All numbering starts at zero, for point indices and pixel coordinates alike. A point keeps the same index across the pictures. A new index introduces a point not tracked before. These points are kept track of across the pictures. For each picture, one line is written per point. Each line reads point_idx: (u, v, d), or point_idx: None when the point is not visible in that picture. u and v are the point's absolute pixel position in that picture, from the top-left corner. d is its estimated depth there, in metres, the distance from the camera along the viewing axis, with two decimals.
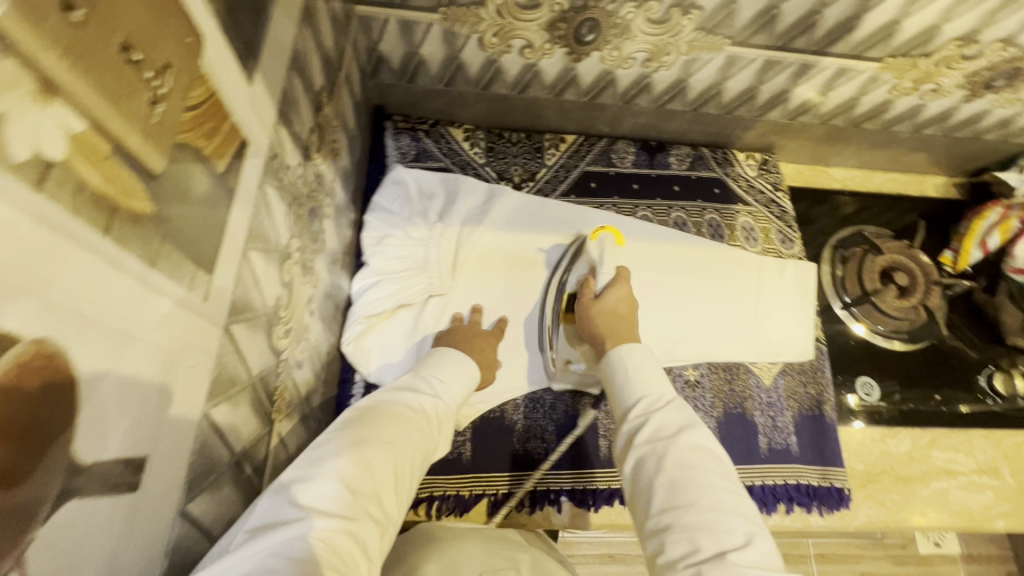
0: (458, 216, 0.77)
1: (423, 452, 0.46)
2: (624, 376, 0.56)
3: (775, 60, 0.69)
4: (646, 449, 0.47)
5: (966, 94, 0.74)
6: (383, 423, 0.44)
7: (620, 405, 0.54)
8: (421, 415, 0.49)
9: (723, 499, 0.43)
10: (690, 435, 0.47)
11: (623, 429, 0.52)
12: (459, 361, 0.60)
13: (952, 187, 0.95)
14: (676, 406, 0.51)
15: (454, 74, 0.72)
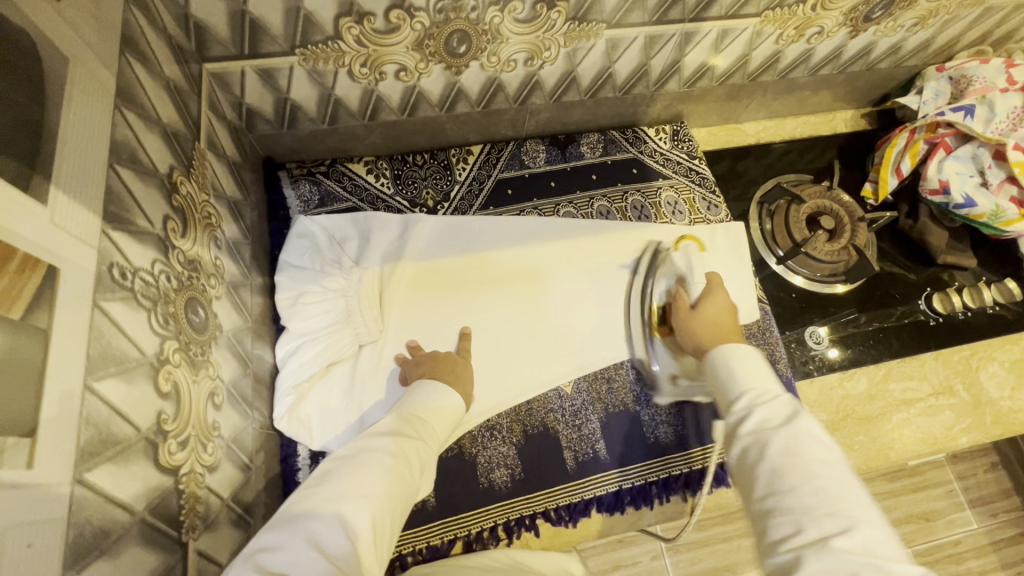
0: (375, 254, 0.74)
1: (406, 497, 0.49)
2: (729, 369, 0.58)
3: (656, 34, 0.67)
4: (750, 438, 0.50)
5: (849, 31, 0.74)
6: (360, 478, 0.47)
7: (725, 396, 0.57)
8: (405, 460, 0.51)
9: (830, 485, 0.45)
10: (796, 425, 0.49)
11: (729, 420, 0.55)
12: (442, 391, 0.61)
13: (861, 118, 0.96)
14: (779, 400, 0.53)
15: (334, 110, 0.68)
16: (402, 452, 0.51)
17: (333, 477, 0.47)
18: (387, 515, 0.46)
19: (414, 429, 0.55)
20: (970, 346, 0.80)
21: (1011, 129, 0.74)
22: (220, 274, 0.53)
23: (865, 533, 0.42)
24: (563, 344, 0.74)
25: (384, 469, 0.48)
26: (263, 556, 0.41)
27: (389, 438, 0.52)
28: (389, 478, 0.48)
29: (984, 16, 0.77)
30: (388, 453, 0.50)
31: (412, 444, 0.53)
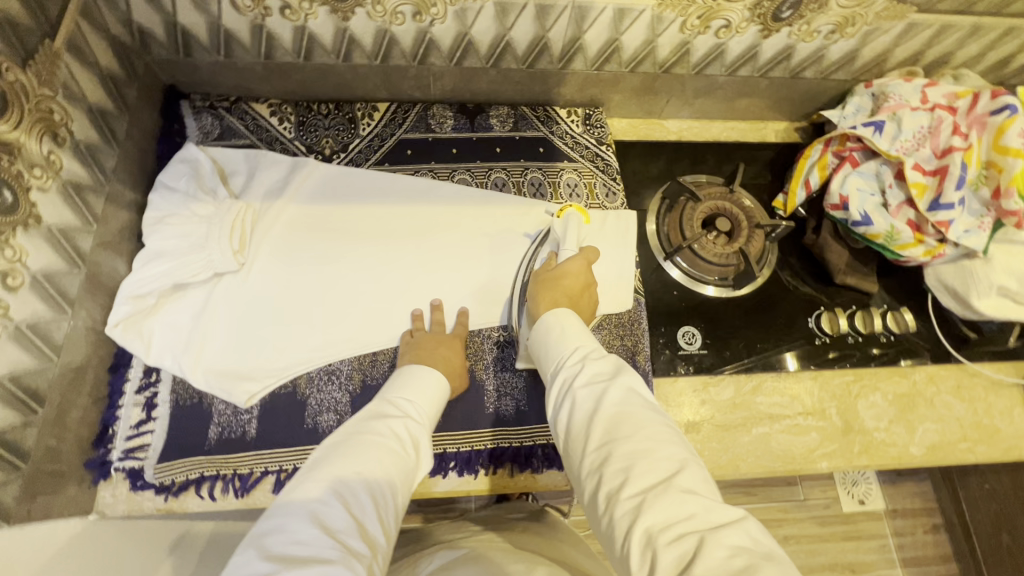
0: (258, 190, 0.75)
1: (403, 475, 0.51)
2: (559, 332, 0.59)
3: (546, 4, 0.67)
4: (584, 393, 0.52)
5: (760, 29, 0.73)
6: (349, 457, 0.49)
7: (554, 357, 0.58)
8: (397, 440, 0.53)
9: (658, 430, 0.47)
10: (626, 376, 0.52)
11: (563, 379, 0.55)
12: (426, 372, 0.63)
13: (794, 132, 0.93)
14: (606, 357, 0.55)
15: (226, 42, 0.70)
16: (393, 432, 0.53)
17: (322, 461, 0.49)
18: (383, 490, 0.48)
19: (408, 412, 0.58)
20: (855, 371, 0.77)
21: (915, 149, 0.71)
22: (51, 168, 0.55)
23: (693, 470, 0.44)
24: (425, 306, 0.74)
25: (374, 448, 0.50)
26: (269, 540, 0.41)
27: (372, 418, 0.54)
28: (380, 456, 0.50)
29: (909, 32, 0.74)
30: (384, 434, 0.53)
31: (402, 424, 0.55)
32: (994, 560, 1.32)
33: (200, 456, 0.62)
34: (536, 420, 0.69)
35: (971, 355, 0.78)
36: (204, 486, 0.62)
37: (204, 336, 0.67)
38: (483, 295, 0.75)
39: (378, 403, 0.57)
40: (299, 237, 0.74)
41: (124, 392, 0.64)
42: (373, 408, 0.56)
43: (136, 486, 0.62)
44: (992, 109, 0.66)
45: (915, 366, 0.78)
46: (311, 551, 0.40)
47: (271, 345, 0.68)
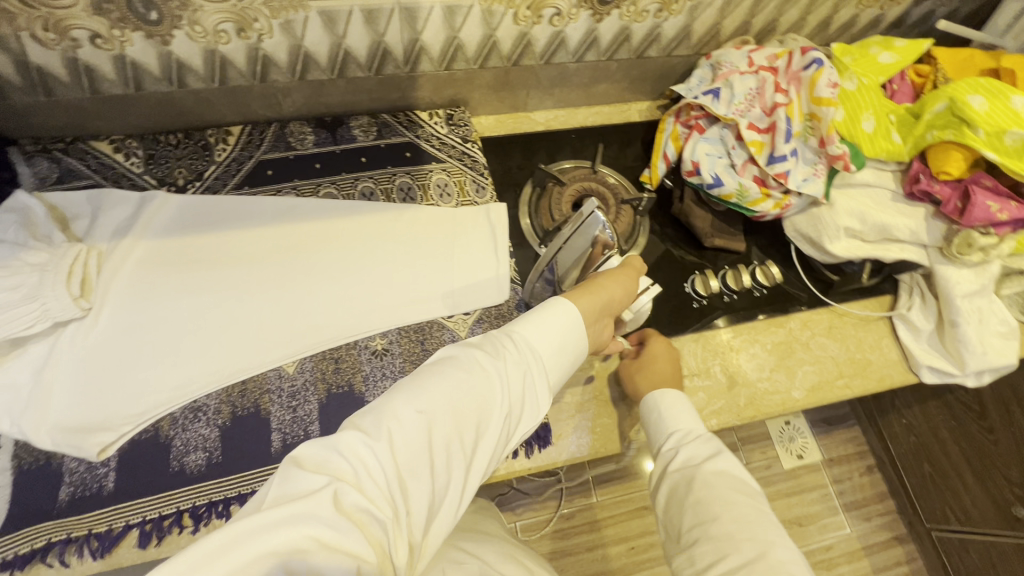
0: (103, 231, 0.71)
1: (476, 425, 0.45)
2: (658, 415, 0.65)
3: (372, 8, 0.67)
4: (678, 476, 0.58)
5: (590, 14, 0.75)
6: (424, 396, 0.44)
7: (656, 440, 0.64)
8: (477, 384, 0.46)
9: (746, 512, 0.52)
10: (717, 462, 0.57)
11: (659, 460, 0.62)
12: (558, 311, 0.55)
13: (656, 110, 0.97)
14: (703, 440, 0.60)
15: (42, 79, 0.67)
16: (476, 372, 0.47)
17: (391, 393, 0.45)
18: (453, 439, 0.43)
19: (514, 353, 0.51)
20: (734, 328, 0.79)
21: (749, 110, 0.75)
22: None
23: (775, 555, 0.48)
24: (295, 323, 0.71)
25: (446, 388, 0.45)
26: (311, 461, 0.40)
27: (455, 353, 0.49)
28: (452, 400, 0.45)
29: (730, 4, 0.79)
30: (467, 374, 0.46)
31: (487, 367, 0.48)
32: (922, 490, 1.38)
33: (48, 521, 0.57)
34: None
35: (839, 298, 0.83)
36: (55, 553, 0.56)
37: (47, 392, 0.62)
38: (358, 304, 0.73)
39: (476, 341, 0.51)
40: (160, 271, 0.71)
41: None
42: (467, 343, 0.50)
43: None
44: (804, 65, 0.72)
45: (790, 315, 0.81)
46: (347, 490, 0.38)
47: (129, 388, 0.64)
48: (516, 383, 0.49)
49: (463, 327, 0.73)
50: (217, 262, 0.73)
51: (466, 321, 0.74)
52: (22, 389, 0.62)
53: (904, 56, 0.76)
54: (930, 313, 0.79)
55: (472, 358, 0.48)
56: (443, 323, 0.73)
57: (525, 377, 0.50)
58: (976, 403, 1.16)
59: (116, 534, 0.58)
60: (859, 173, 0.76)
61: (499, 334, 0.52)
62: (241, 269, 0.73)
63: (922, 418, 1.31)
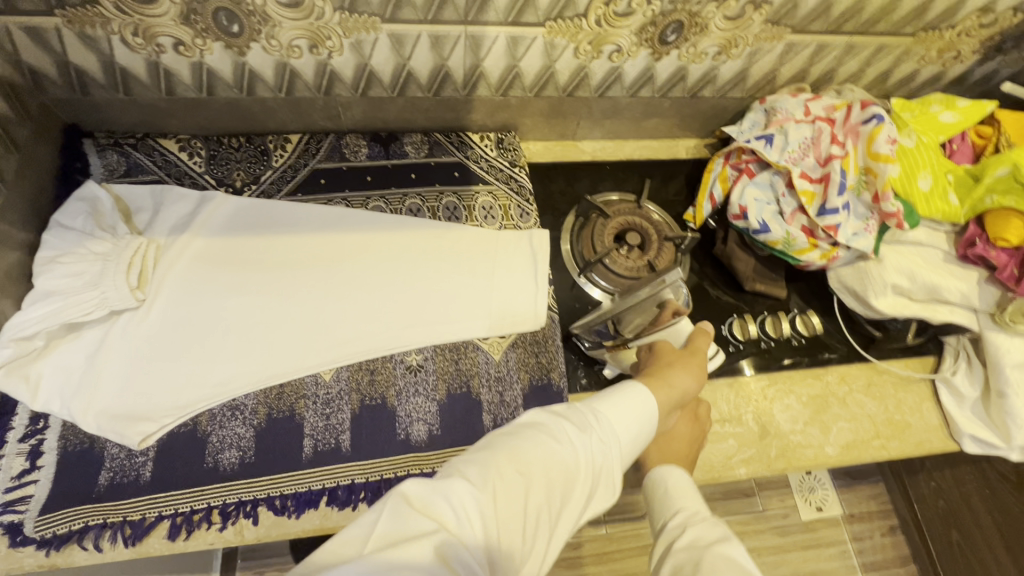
0: (163, 226, 0.74)
1: (563, 496, 0.45)
2: (664, 490, 0.58)
3: (439, 34, 0.69)
4: (683, 556, 0.49)
5: (650, 52, 0.76)
6: (521, 458, 0.45)
7: (659, 519, 0.56)
8: (568, 452, 0.47)
9: None
10: (727, 548, 0.48)
11: (662, 543, 0.53)
12: (639, 400, 0.54)
13: (703, 148, 0.97)
14: (711, 523, 0.52)
15: (124, 80, 0.70)
16: (567, 441, 0.48)
17: (488, 451, 0.45)
18: (543, 505, 0.44)
19: (604, 429, 0.50)
20: (768, 376, 0.78)
21: (802, 159, 0.74)
22: None
23: None
24: (334, 332, 0.72)
25: (541, 452, 0.46)
26: (416, 504, 0.40)
27: (551, 418, 0.49)
28: (546, 466, 0.45)
29: (790, 52, 0.79)
30: (559, 443, 0.47)
31: (578, 436, 0.48)
32: (948, 558, 1.32)
33: (86, 503, 0.59)
34: (447, 446, 0.67)
35: (878, 354, 0.81)
36: (90, 536, 0.58)
37: (97, 379, 0.64)
38: (397, 318, 0.74)
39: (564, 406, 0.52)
40: (211, 270, 0.73)
41: (6, 442, 0.60)
42: (560, 408, 0.51)
43: (16, 542, 0.57)
44: (864, 119, 0.72)
45: (827, 368, 0.80)
46: (450, 541, 0.38)
47: (173, 381, 0.66)
48: (601, 455, 0.49)
49: (495, 350, 0.74)
50: (266, 265, 0.75)
51: (500, 345, 0.74)
52: (74, 374, 0.64)
53: (966, 116, 0.75)
54: (977, 379, 0.76)
55: (566, 423, 0.49)
56: (477, 345, 0.74)
57: (607, 450, 0.49)
58: (1013, 474, 1.08)
59: (148, 524, 0.59)
60: (911, 231, 0.75)
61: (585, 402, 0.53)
62: (288, 274, 0.75)
63: (953, 483, 1.26)
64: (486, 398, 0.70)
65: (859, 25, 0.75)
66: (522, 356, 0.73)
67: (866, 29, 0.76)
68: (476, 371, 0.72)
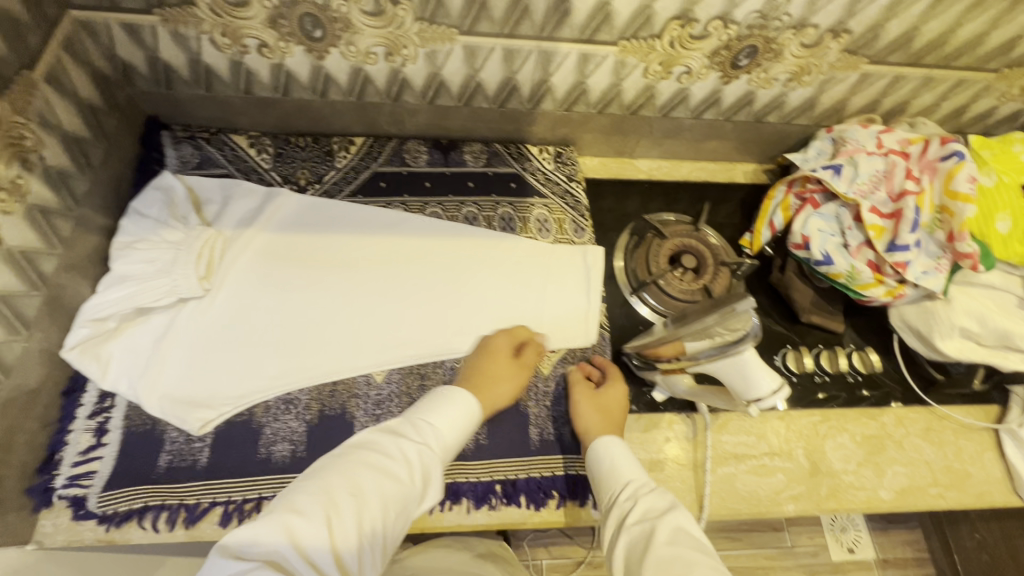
0: (230, 219, 0.77)
1: (405, 514, 0.51)
2: (611, 461, 0.61)
3: (513, 48, 0.70)
4: (637, 530, 0.53)
5: (720, 75, 0.76)
6: (336, 479, 0.49)
7: (608, 488, 0.59)
8: (379, 474, 0.50)
9: (705, 565, 0.48)
10: (675, 517, 0.53)
11: (615, 512, 0.57)
12: (458, 398, 0.61)
13: (761, 173, 0.96)
14: (659, 492, 0.56)
15: (207, 77, 0.73)
16: (393, 466, 0.52)
17: (318, 477, 0.49)
18: (388, 524, 0.49)
19: (421, 443, 0.55)
20: (822, 412, 0.76)
21: (872, 192, 0.72)
22: (17, 193, 0.56)
23: None
24: (387, 335, 0.73)
25: (342, 476, 0.49)
26: (247, 545, 0.43)
27: (369, 442, 0.54)
28: (349, 488, 0.49)
29: (864, 82, 0.78)
30: (388, 468, 0.51)
31: (382, 459, 0.52)
32: None
33: (146, 484, 0.61)
34: (492, 458, 0.67)
35: (939, 398, 0.78)
36: (148, 516, 0.60)
37: (162, 363, 0.66)
38: (448, 325, 0.75)
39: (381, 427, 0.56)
40: (273, 264, 0.75)
41: (76, 418, 0.63)
42: (380, 429, 0.55)
43: (79, 515, 0.59)
44: (942, 155, 0.70)
45: (884, 408, 0.77)
46: None
47: (231, 372, 0.68)
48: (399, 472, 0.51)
49: (545, 364, 0.74)
50: (325, 264, 0.77)
51: (550, 360, 0.74)
52: (141, 357, 0.66)
53: None
54: None
55: (356, 444, 0.53)
56: None
57: (410, 469, 0.52)
58: None
59: (203, 509, 0.61)
60: (985, 273, 0.72)
61: (404, 420, 0.57)
62: (346, 274, 0.76)
63: (1000, 537, 1.20)
64: (533, 411, 0.70)
65: (940, 58, 0.73)
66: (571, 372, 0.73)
67: (946, 62, 0.74)
68: (525, 383, 0.72)
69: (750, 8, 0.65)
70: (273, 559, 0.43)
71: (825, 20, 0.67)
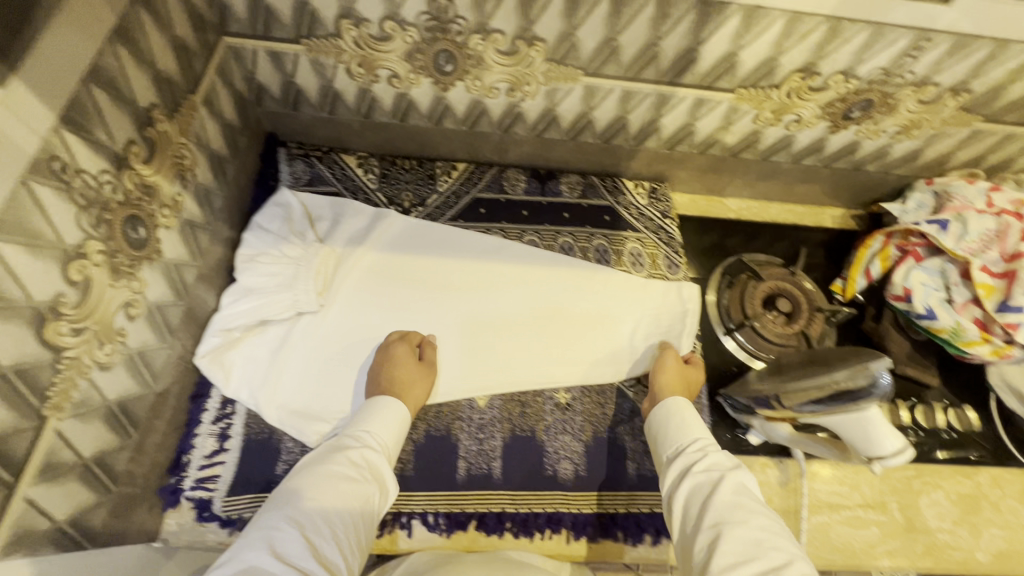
0: (341, 236, 0.79)
1: (367, 511, 0.56)
2: (683, 419, 0.64)
3: (631, 90, 0.72)
4: (703, 476, 0.56)
5: (829, 125, 0.77)
6: (298, 486, 0.54)
7: (676, 440, 0.62)
8: (330, 478, 0.55)
9: (772, 523, 0.51)
10: (740, 473, 0.56)
11: (681, 458, 0.60)
12: (393, 406, 0.65)
13: (849, 218, 0.96)
14: (726, 452, 0.59)
15: (332, 101, 0.76)
16: (340, 468, 0.57)
17: (285, 490, 0.55)
18: (355, 521, 0.54)
19: (351, 449, 0.60)
20: (916, 467, 0.75)
21: (982, 251, 0.73)
22: (176, 209, 0.59)
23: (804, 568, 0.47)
24: (488, 361, 0.75)
25: (296, 486, 0.55)
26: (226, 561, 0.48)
27: (321, 455, 0.59)
28: (313, 494, 0.54)
29: (974, 139, 0.78)
30: (332, 470, 0.57)
31: (335, 466, 0.57)
32: None
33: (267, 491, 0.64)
34: (590, 489, 0.69)
35: None
36: None
37: (279, 374, 0.69)
38: (547, 354, 0.76)
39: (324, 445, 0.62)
40: (382, 285, 0.78)
41: (202, 422, 0.66)
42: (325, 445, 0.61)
43: (203, 516, 0.62)
44: None
45: (981, 468, 0.76)
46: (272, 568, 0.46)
47: (345, 388, 0.71)
48: (340, 474, 0.56)
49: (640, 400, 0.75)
50: (428, 286, 0.79)
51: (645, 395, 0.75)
52: (261, 366, 0.69)
53: None
54: None
55: (319, 457, 0.59)
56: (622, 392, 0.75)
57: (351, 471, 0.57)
58: None
59: None
60: None
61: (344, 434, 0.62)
62: (449, 297, 0.79)
63: None
64: (628, 446, 0.72)
65: None
66: None
67: None
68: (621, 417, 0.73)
69: (876, 65, 0.66)
70: (250, 570, 0.46)
71: (949, 80, 0.68)
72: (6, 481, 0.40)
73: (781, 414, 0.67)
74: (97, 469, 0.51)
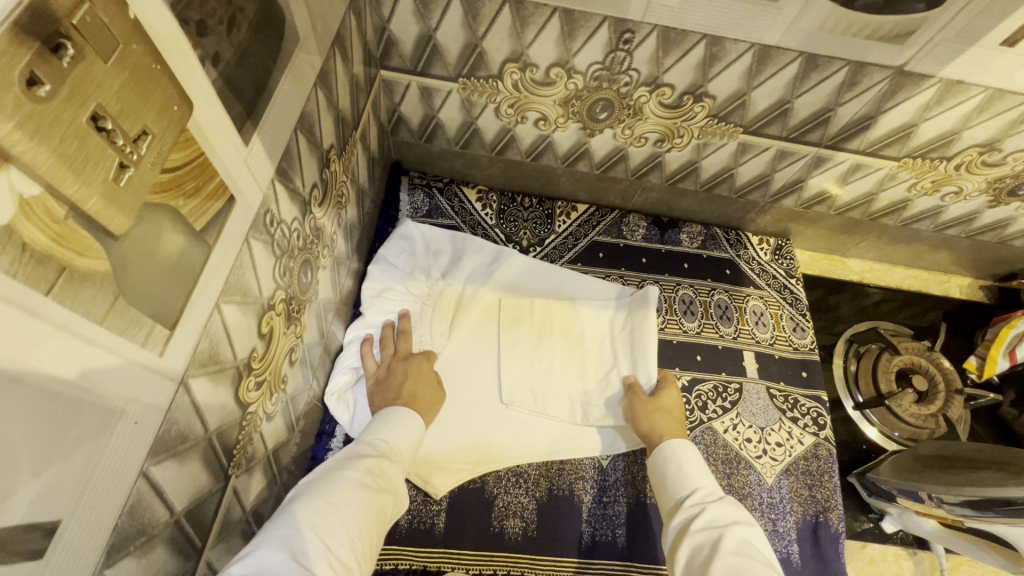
0: (462, 274, 0.77)
1: (381, 522, 0.47)
2: (678, 467, 0.58)
3: (788, 150, 0.69)
4: (702, 535, 0.49)
5: (989, 200, 0.73)
6: (317, 488, 0.45)
7: (674, 491, 0.57)
8: (352, 481, 0.47)
9: None
10: (742, 529, 0.49)
11: (679, 515, 0.54)
12: (409, 418, 0.58)
13: (978, 289, 0.91)
14: (729, 501, 0.53)
15: (469, 138, 0.75)
16: (362, 472, 0.49)
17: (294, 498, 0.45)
18: (371, 528, 0.46)
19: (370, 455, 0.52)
20: None
21: None
22: (332, 248, 0.58)
23: None
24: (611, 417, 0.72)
25: (312, 488, 0.46)
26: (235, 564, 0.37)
27: (341, 461, 0.50)
28: (335, 497, 0.45)
29: None
30: (351, 474, 0.48)
31: (355, 468, 0.49)
32: None
33: (391, 544, 0.61)
34: None
35: None
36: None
37: None
38: None
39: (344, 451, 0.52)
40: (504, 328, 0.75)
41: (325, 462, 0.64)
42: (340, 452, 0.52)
43: None
44: None
45: None
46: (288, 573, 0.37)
47: (467, 436, 0.68)
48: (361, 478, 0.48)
49: (768, 473, 0.71)
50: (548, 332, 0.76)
51: (771, 468, 0.71)
52: None
53: None
54: None
55: (336, 463, 0.50)
56: (748, 462, 0.71)
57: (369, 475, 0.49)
58: None
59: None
60: None
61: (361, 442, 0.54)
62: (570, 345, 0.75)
63: None
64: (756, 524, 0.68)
65: None
66: (793, 485, 0.70)
67: None
68: (747, 491, 0.69)
69: None
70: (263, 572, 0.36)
71: None
72: (198, 547, 0.39)
73: (932, 510, 0.62)
74: (251, 520, 0.49)
